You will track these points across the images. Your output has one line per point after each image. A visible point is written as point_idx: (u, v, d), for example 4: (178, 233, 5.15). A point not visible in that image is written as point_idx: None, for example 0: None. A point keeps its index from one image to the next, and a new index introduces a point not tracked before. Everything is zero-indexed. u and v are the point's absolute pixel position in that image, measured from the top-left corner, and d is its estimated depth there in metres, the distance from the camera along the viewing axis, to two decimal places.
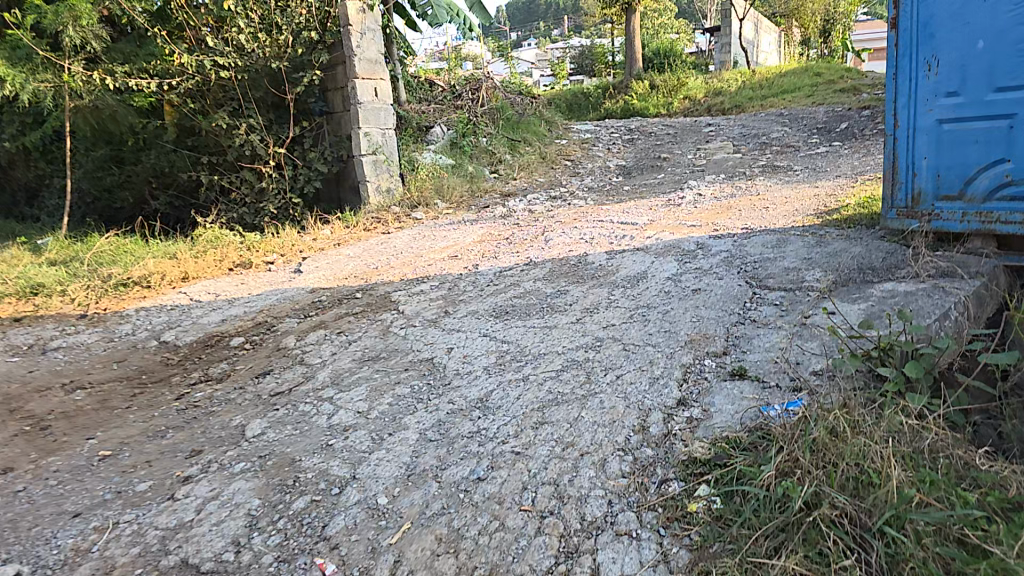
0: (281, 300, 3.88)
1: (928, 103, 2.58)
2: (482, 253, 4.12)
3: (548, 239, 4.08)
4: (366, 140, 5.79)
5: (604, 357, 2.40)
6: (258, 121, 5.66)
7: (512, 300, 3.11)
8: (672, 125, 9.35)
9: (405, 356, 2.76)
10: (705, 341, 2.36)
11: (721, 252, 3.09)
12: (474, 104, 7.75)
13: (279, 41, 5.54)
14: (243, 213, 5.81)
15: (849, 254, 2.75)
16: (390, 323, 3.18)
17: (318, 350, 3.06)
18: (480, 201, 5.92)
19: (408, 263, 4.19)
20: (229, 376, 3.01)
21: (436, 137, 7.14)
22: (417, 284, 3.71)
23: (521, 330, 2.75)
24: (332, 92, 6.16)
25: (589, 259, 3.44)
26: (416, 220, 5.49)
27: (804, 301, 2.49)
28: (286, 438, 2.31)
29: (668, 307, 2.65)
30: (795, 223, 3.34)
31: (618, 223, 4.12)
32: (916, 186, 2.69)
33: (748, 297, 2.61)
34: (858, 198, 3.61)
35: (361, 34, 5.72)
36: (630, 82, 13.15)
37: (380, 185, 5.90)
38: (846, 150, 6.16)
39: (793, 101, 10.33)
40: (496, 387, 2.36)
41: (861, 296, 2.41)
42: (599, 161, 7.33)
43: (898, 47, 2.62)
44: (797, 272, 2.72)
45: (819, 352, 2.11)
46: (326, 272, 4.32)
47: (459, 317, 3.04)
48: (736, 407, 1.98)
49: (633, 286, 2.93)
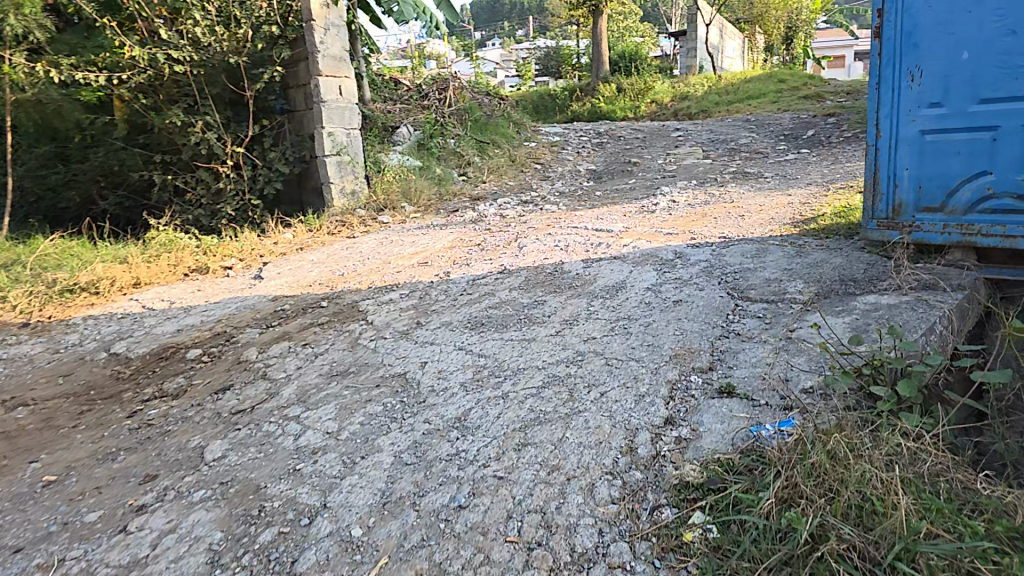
0: (241, 309, 3.69)
1: (911, 114, 2.56)
2: (454, 260, 4.00)
3: (521, 245, 3.98)
4: (331, 140, 5.61)
5: (587, 373, 2.30)
6: (215, 118, 5.45)
7: (487, 311, 3.00)
8: (640, 129, 9.37)
9: (376, 371, 2.63)
10: (690, 355, 2.29)
11: (700, 262, 3.04)
12: (441, 104, 7.61)
13: (237, 35, 5.33)
14: (199, 214, 5.56)
15: (830, 264, 2.74)
16: (360, 334, 3.04)
17: (283, 363, 2.91)
18: (449, 205, 5.79)
19: (377, 269, 4.05)
20: (186, 391, 2.83)
21: (403, 137, 6.99)
22: (386, 293, 3.58)
23: (498, 343, 2.64)
24: (293, 89, 5.95)
25: (565, 268, 3.36)
26: (383, 224, 5.34)
27: (787, 314, 2.44)
28: (249, 462, 2.15)
29: (650, 319, 2.57)
30: (772, 232, 3.32)
31: (593, 230, 4.05)
32: (898, 197, 2.67)
33: (731, 309, 2.56)
34: (833, 206, 3.62)
35: (325, 30, 5.53)
36: (597, 85, 13.16)
37: (344, 187, 5.72)
38: (815, 158, 6.23)
39: (759, 107, 10.46)
40: (474, 405, 2.24)
41: (844, 309, 2.37)
42: (569, 165, 7.27)
43: (881, 56, 2.59)
44: (778, 284, 2.68)
45: (808, 368, 2.05)
46: (289, 278, 4.14)
47: (432, 328, 2.92)
48: (727, 426, 1.90)
49: (613, 297, 2.86)
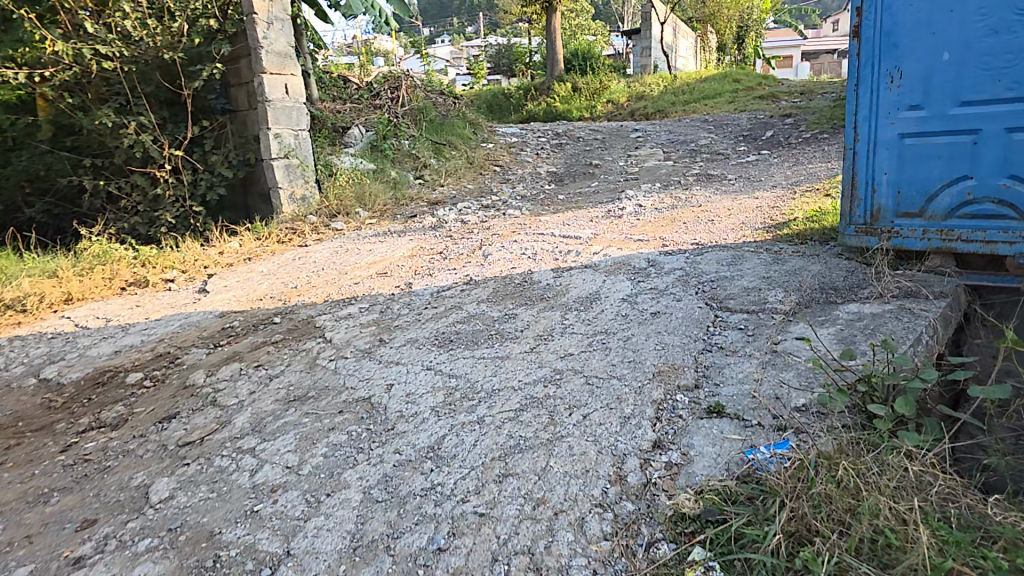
0: (186, 326, 3.44)
1: (890, 116, 2.62)
2: (415, 270, 3.83)
3: (486, 254, 3.85)
4: (277, 142, 5.33)
5: (567, 393, 2.18)
6: (149, 118, 5.13)
7: (454, 326, 2.84)
8: (599, 130, 9.36)
9: (337, 396, 2.44)
10: (674, 372, 2.19)
11: (674, 270, 3.06)
12: (394, 104, 7.39)
13: (172, 29, 5.06)
14: (136, 222, 5.22)
15: (809, 271, 2.77)
16: (319, 353, 2.84)
17: (235, 388, 2.69)
18: (406, 211, 5.58)
19: (332, 281, 3.84)
20: (127, 421, 2.59)
21: (355, 139, 6.76)
22: (343, 306, 3.39)
23: (469, 362, 2.49)
24: (235, 87, 5.65)
25: (535, 278, 3.30)
26: (336, 232, 5.10)
27: (770, 325, 2.43)
28: (199, 503, 1.93)
29: (628, 334, 2.50)
30: (744, 237, 3.38)
31: (560, 238, 3.97)
32: (876, 202, 2.72)
33: (710, 319, 2.55)
34: (805, 210, 3.75)
35: (268, 24, 5.24)
36: (552, 84, 13.10)
37: (294, 193, 5.46)
38: (776, 159, 6.29)
39: (714, 107, 10.57)
40: (448, 431, 2.08)
41: (827, 318, 2.40)
42: (529, 167, 7.16)
43: (860, 57, 2.65)
44: (756, 293, 2.69)
45: (798, 386, 1.98)
46: (238, 292, 3.89)
47: (396, 346, 2.75)
48: (719, 450, 1.79)
49: (588, 309, 2.81)
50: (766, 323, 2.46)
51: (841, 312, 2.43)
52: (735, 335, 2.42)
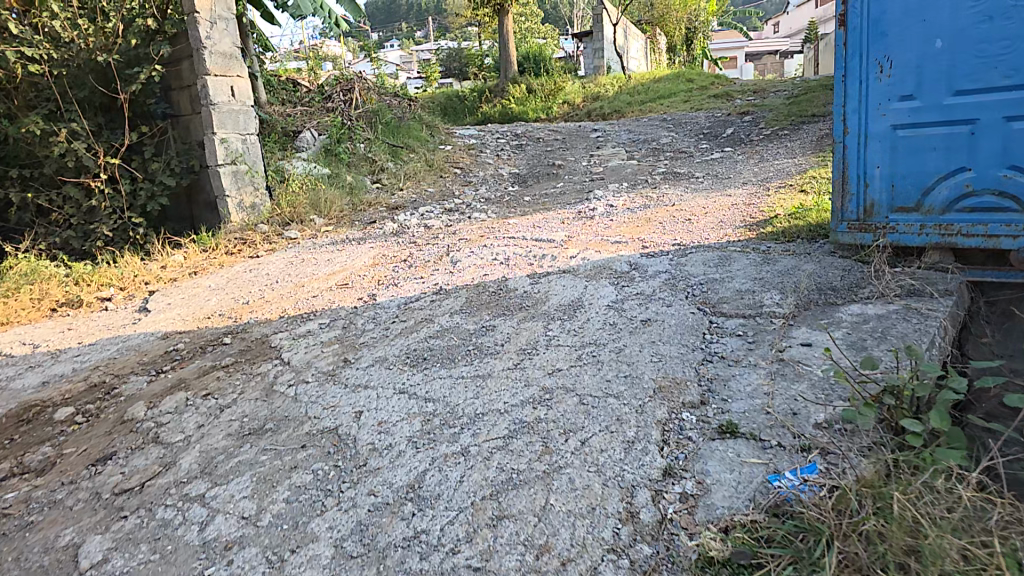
0: (124, 351, 3.09)
1: (881, 108, 2.49)
2: (378, 280, 3.56)
3: (455, 261, 3.61)
4: (224, 147, 4.96)
5: (560, 416, 1.95)
6: (83, 125, 4.71)
7: (426, 343, 2.59)
8: (559, 130, 9.20)
9: (299, 428, 2.16)
10: (677, 388, 1.99)
11: (659, 274, 2.88)
12: (347, 107, 7.07)
13: (107, 30, 4.72)
14: (69, 236, 4.79)
15: (804, 270, 2.63)
16: (276, 377, 2.55)
17: (180, 422, 2.37)
18: (364, 217, 5.29)
19: (288, 294, 3.54)
20: (55, 465, 2.25)
21: (306, 143, 6.40)
22: (302, 322, 3.10)
23: (446, 384, 2.24)
24: (175, 91, 5.27)
25: (510, 285, 3.09)
26: (290, 241, 4.78)
27: (771, 331, 2.26)
28: (138, 568, 1.63)
29: (620, 345, 2.30)
30: (728, 236, 3.23)
31: (532, 243, 3.77)
32: (869, 198, 2.60)
33: (705, 325, 2.37)
34: (788, 206, 3.62)
35: (211, 24, 4.88)
36: (506, 85, 12.93)
37: (243, 201, 5.10)
38: (740, 156, 6.23)
39: (671, 106, 10.57)
40: (429, 466, 1.83)
41: (831, 322, 2.23)
42: (490, 169, 6.94)
43: (846, 47, 2.51)
44: (751, 296, 2.51)
45: (816, 400, 1.80)
46: (183, 310, 3.55)
47: (363, 367, 2.48)
48: (738, 476, 1.59)
49: (572, 318, 2.60)
50: (768, 329, 2.28)
51: (844, 314, 2.28)
52: (734, 342, 2.23)
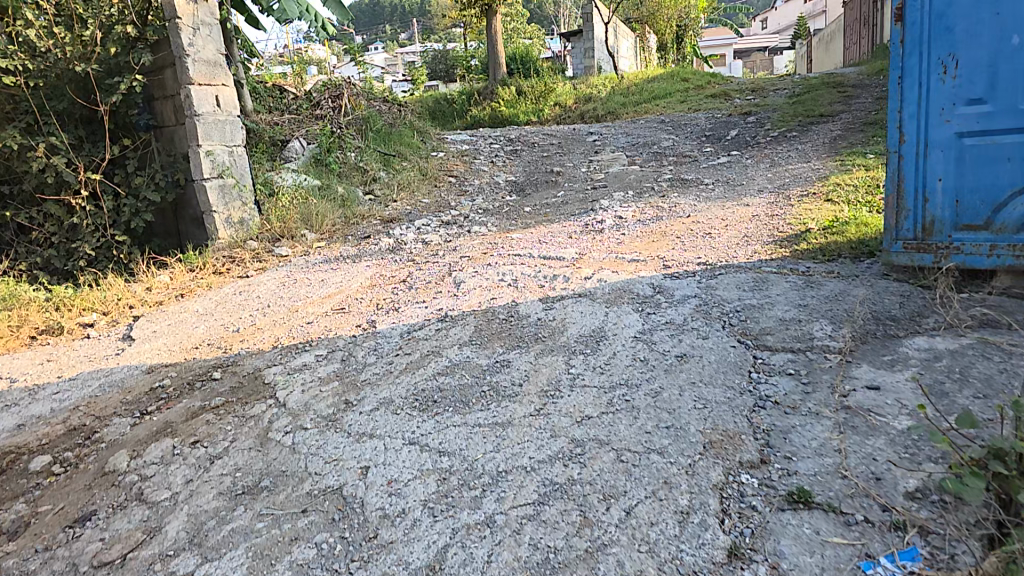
0: (106, 388, 2.76)
1: (945, 113, 2.27)
2: (377, 303, 3.29)
3: (459, 282, 3.34)
4: (210, 160, 4.67)
5: (596, 477, 1.67)
6: (62, 138, 4.43)
7: (434, 381, 2.31)
8: (553, 134, 8.95)
9: (298, 487, 1.85)
10: (732, 443, 1.71)
11: (688, 298, 2.61)
12: (337, 113, 6.78)
13: (84, 38, 4.44)
14: (49, 256, 4.51)
15: (853, 297, 2.37)
16: (269, 422, 2.25)
17: (167, 476, 2.03)
18: (359, 230, 5.01)
19: (281, 321, 3.25)
20: (28, 526, 1.90)
21: (295, 152, 6.12)
22: (295, 354, 2.82)
23: (461, 434, 1.96)
24: (159, 101, 4.95)
25: (522, 311, 2.82)
26: (281, 258, 4.49)
27: (829, 372, 2.00)
28: None
29: (657, 387, 2.03)
30: (759, 255, 2.97)
31: (541, 261, 3.50)
32: (929, 214, 2.38)
33: (751, 363, 2.11)
34: (819, 220, 3.37)
35: (194, 29, 4.59)
36: (496, 87, 12.64)
37: (230, 216, 4.80)
38: (748, 161, 6.00)
39: (668, 108, 10.33)
40: (450, 541, 1.54)
41: (898, 364, 1.98)
42: (487, 176, 6.68)
43: (903, 44, 2.30)
44: (796, 328, 2.25)
45: (902, 463, 1.54)
46: (168, 339, 3.25)
47: (366, 412, 2.18)
48: (822, 562, 1.31)
49: (597, 351, 2.33)
50: (823, 369, 2.02)
51: (911, 352, 2.03)
52: (787, 385, 1.97)
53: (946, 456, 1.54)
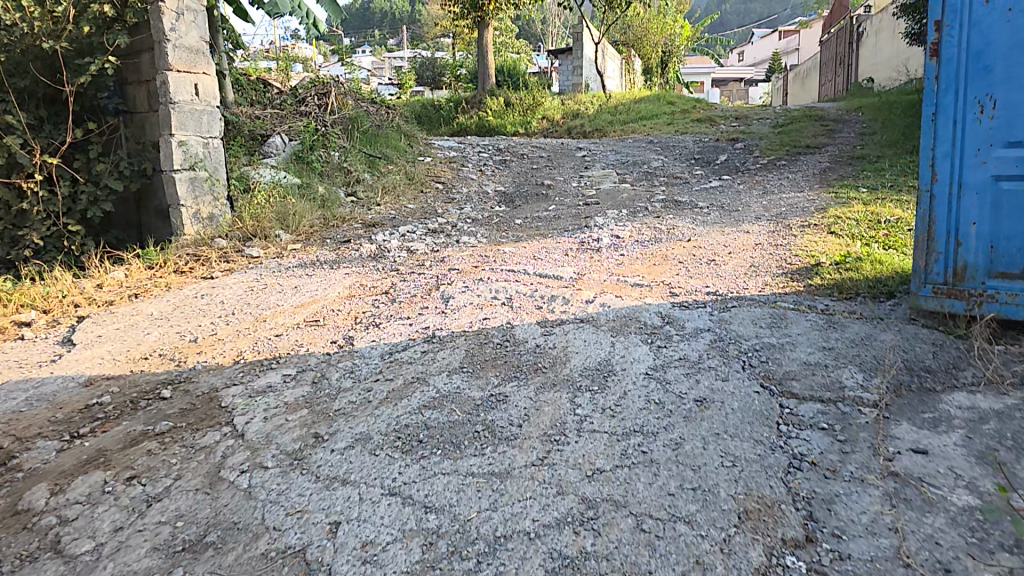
0: (33, 403, 2.43)
1: (980, 155, 2.08)
2: (355, 317, 3.01)
3: (446, 298, 3.08)
4: (182, 151, 4.33)
5: (613, 551, 1.43)
6: (19, 118, 4.03)
7: (420, 416, 2.05)
8: (542, 146, 8.77)
9: (255, 544, 1.57)
10: (770, 515, 1.49)
11: (701, 332, 2.40)
12: (322, 111, 6.47)
13: (55, 14, 3.99)
14: None
15: (882, 342, 2.18)
16: (224, 457, 1.96)
17: (93, 520, 1.73)
18: (337, 234, 4.70)
19: (245, 331, 2.95)
20: None
21: (276, 148, 5.76)
22: (262, 372, 2.52)
23: (452, 485, 1.70)
24: (132, 86, 4.61)
25: (518, 335, 2.57)
26: (252, 260, 4.17)
27: (867, 430, 1.79)
28: None
29: (678, 438, 1.80)
30: (771, 288, 2.77)
31: (536, 279, 3.26)
32: (960, 259, 2.17)
33: (778, 414, 1.90)
34: (828, 252, 3.18)
35: (176, 15, 4.27)
36: (484, 97, 12.45)
37: (199, 211, 4.46)
38: (741, 186, 5.87)
39: (656, 128, 10.24)
40: None
41: (942, 424, 1.78)
42: (474, 185, 6.44)
43: (937, 81, 2.12)
44: (824, 374, 2.05)
45: (971, 554, 1.33)
46: (115, 346, 2.91)
47: (340, 450, 1.91)
48: None
49: (605, 389, 2.10)
50: (860, 425, 1.81)
51: (953, 411, 1.83)
52: (822, 442, 1.76)
53: (1021, 544, 1.34)
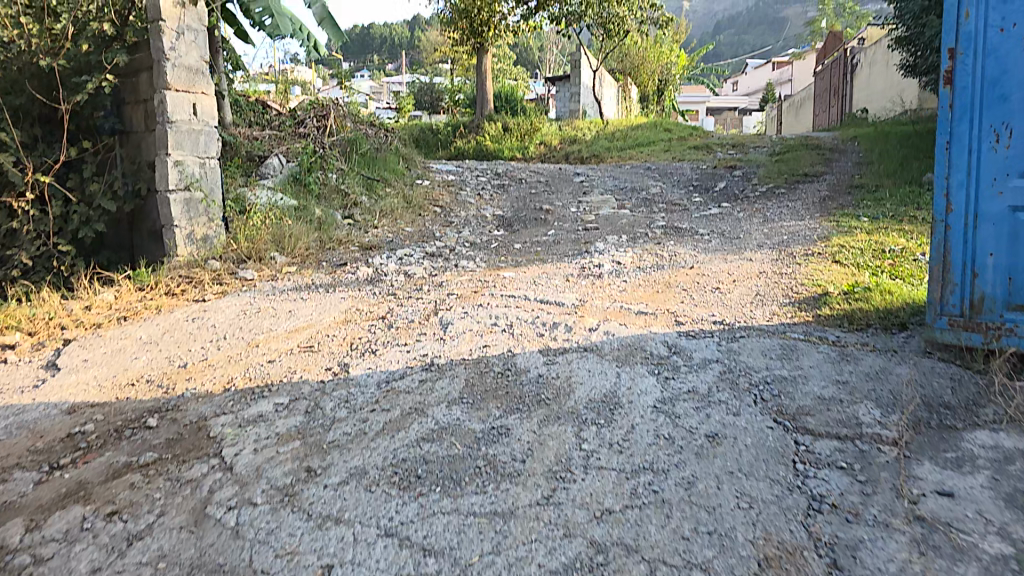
0: (13, 431, 2.33)
1: (997, 184, 2.04)
2: (350, 343, 2.92)
3: (445, 324, 3.00)
4: (178, 171, 4.26)
5: None
6: (12, 135, 3.99)
7: (418, 450, 1.95)
8: (540, 171, 8.76)
9: None
10: (791, 563, 1.40)
11: (710, 363, 2.32)
12: (320, 133, 6.43)
13: (54, 32, 4.06)
14: None
15: (898, 376, 2.10)
16: (211, 492, 1.86)
17: (69, 560, 1.62)
18: (333, 257, 4.63)
19: (237, 357, 2.86)
20: None
21: (274, 169, 5.69)
22: (254, 400, 2.43)
23: (452, 526, 1.61)
24: (130, 106, 4.48)
25: (520, 364, 2.49)
26: (245, 282, 4.08)
27: (888, 470, 1.71)
28: None
29: (691, 477, 1.71)
30: (779, 317, 2.70)
31: (537, 306, 3.18)
32: (977, 291, 2.12)
33: (793, 451, 1.81)
34: (836, 282, 3.12)
35: (177, 35, 4.21)
36: (482, 122, 12.50)
37: (193, 232, 4.38)
38: (741, 213, 5.84)
39: (653, 154, 10.27)
40: None
41: (966, 464, 1.70)
42: (473, 209, 6.40)
43: (952, 110, 2.08)
44: (839, 410, 1.97)
45: None
46: (101, 371, 2.81)
47: (334, 486, 1.82)
48: None
49: (612, 422, 2.01)
50: (880, 465, 1.73)
51: (977, 450, 1.75)
52: (842, 483, 1.67)
53: None
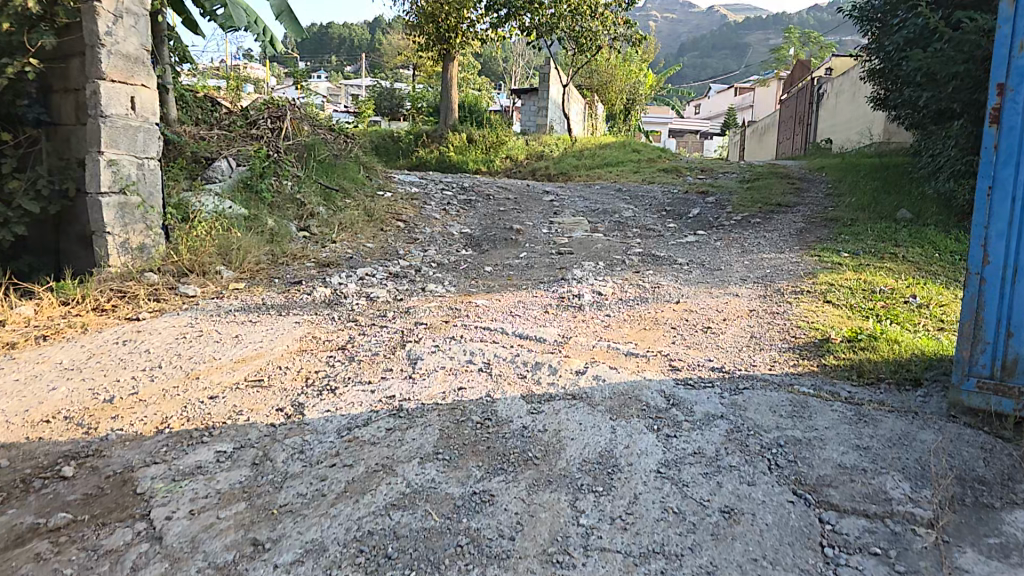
0: None
1: None
2: (306, 378, 2.61)
3: (414, 359, 2.71)
4: (112, 171, 3.89)
5: None
6: None
7: (387, 520, 1.67)
8: (507, 187, 8.54)
9: None
10: None
11: (713, 419, 2.10)
12: (274, 137, 6.05)
13: None
14: None
15: (922, 443, 1.92)
16: (132, 569, 1.53)
17: None
18: (288, 273, 4.30)
19: (173, 392, 2.51)
20: None
21: (221, 172, 5.27)
22: (191, 447, 2.09)
23: None
24: (59, 94, 4.15)
25: (501, 412, 2.23)
26: (187, 299, 3.72)
27: (929, 558, 1.50)
28: None
29: (710, 565, 1.47)
30: (781, 367, 2.50)
31: (515, 341, 2.91)
32: (1011, 350, 1.95)
33: (819, 532, 1.59)
34: (833, 326, 2.96)
35: (114, 18, 3.85)
36: (447, 132, 12.16)
37: (129, 240, 4.00)
38: (717, 242, 5.71)
39: (620, 175, 10.17)
40: None
41: (1016, 553, 1.50)
42: (439, 225, 6.13)
43: (997, 150, 1.93)
44: (864, 482, 1.76)
45: None
46: (10, 403, 2.43)
47: (285, 566, 1.51)
48: None
49: (611, 489, 1.76)
50: (918, 552, 1.52)
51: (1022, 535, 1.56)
52: (879, 574, 1.45)
53: None
